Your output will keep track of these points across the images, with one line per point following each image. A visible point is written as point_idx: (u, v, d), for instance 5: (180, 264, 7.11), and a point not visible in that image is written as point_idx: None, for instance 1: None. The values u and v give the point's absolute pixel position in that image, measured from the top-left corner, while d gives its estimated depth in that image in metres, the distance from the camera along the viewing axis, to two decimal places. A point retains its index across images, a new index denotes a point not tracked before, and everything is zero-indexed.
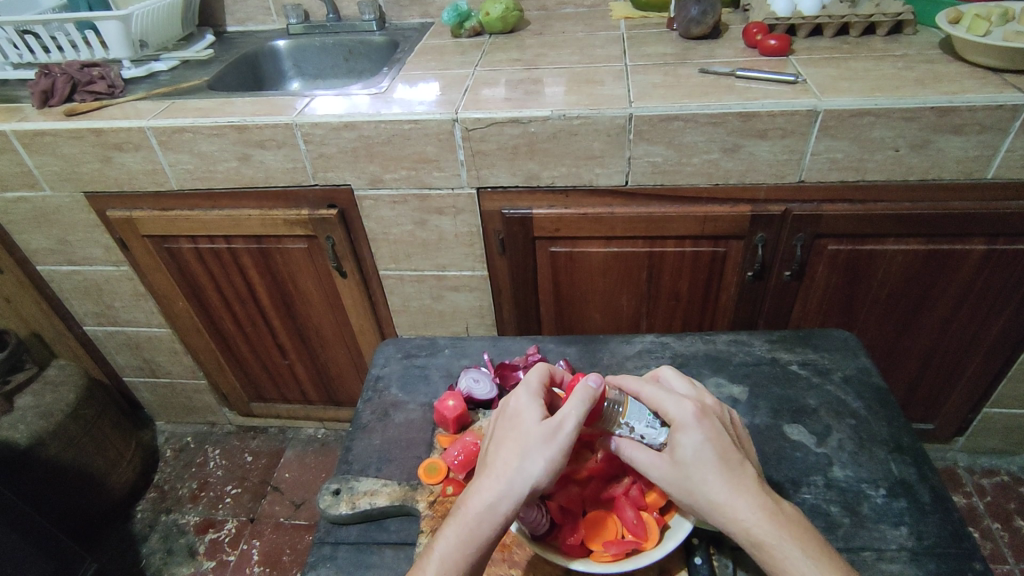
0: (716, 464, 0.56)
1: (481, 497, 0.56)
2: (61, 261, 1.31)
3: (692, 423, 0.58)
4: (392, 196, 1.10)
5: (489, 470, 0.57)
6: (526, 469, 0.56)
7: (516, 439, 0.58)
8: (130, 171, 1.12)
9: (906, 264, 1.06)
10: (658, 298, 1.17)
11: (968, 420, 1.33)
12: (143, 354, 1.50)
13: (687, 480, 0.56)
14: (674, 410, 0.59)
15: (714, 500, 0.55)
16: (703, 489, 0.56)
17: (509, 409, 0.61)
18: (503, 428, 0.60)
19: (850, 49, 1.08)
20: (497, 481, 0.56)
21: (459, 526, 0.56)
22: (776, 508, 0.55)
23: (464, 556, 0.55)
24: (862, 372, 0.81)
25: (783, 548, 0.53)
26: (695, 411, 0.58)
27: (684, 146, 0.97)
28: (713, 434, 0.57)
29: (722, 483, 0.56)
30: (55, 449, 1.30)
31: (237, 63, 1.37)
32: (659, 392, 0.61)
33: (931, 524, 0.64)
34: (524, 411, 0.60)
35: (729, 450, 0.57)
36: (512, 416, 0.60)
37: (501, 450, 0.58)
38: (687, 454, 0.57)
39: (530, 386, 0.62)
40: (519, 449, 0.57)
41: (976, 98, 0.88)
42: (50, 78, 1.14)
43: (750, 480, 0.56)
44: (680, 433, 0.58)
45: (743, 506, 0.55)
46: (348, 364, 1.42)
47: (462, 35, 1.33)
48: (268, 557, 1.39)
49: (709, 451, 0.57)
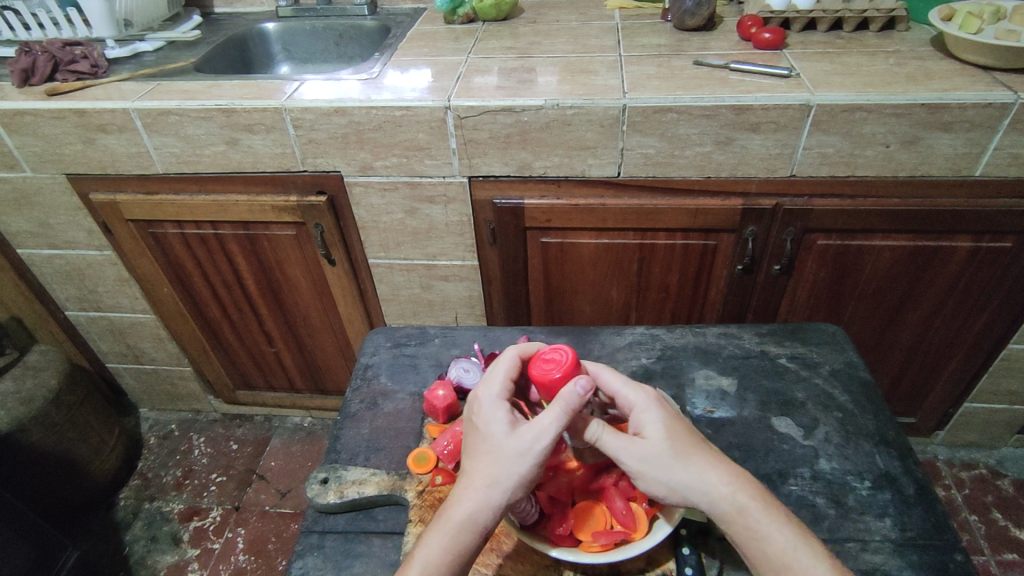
0: (685, 439, 0.58)
1: (461, 506, 0.56)
2: (43, 244, 1.28)
3: (651, 404, 0.60)
4: (382, 183, 1.08)
5: (467, 480, 0.57)
6: (504, 479, 0.55)
7: (492, 450, 0.57)
8: (114, 153, 1.10)
9: (893, 260, 1.07)
10: (648, 291, 1.18)
11: (948, 414, 1.35)
12: (127, 340, 1.48)
13: (661, 455, 0.56)
14: (632, 395, 0.61)
15: (690, 472, 0.56)
16: (678, 462, 0.56)
17: (479, 416, 0.60)
18: (478, 438, 0.59)
19: (844, 45, 1.08)
20: (477, 491, 0.56)
21: (442, 534, 0.55)
22: (749, 477, 0.57)
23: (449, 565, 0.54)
24: (850, 366, 0.81)
25: (764, 513, 0.54)
26: (654, 395, 0.61)
27: (677, 138, 0.97)
28: (672, 415, 0.60)
29: (695, 455, 0.57)
30: (37, 435, 1.28)
31: (225, 45, 1.34)
32: (613, 378, 0.63)
33: (914, 516, 0.65)
34: (495, 419, 0.59)
35: (688, 428, 0.60)
36: (484, 426, 0.59)
37: (479, 460, 0.57)
38: (656, 430, 0.58)
39: (498, 391, 0.61)
40: (496, 459, 0.56)
41: (965, 95, 0.89)
42: (31, 56, 1.11)
43: (717, 453, 0.58)
44: (644, 413, 0.59)
45: (717, 475, 0.56)
46: (336, 353, 1.41)
47: (455, 22, 1.31)
48: (253, 545, 1.38)
49: (675, 427, 0.59)
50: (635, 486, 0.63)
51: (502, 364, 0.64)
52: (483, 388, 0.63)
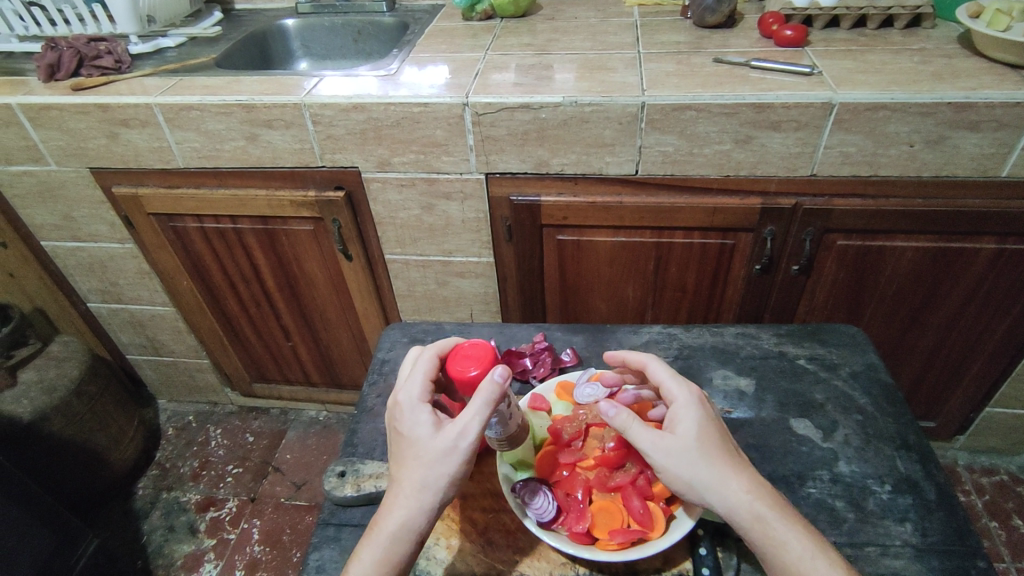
0: (716, 442, 0.57)
1: (393, 513, 0.56)
2: (66, 237, 1.30)
3: (693, 401, 0.59)
4: (400, 179, 1.09)
5: (397, 486, 0.57)
6: (432, 481, 0.56)
7: (418, 452, 0.58)
8: (136, 148, 1.12)
9: (914, 261, 1.05)
10: (664, 290, 1.17)
11: (969, 419, 1.33)
12: (146, 332, 1.50)
13: (689, 452, 0.56)
14: (674, 389, 0.61)
15: (714, 474, 0.55)
16: (705, 463, 0.56)
17: (401, 420, 0.60)
18: (401, 444, 0.59)
19: (868, 42, 1.06)
20: (407, 496, 0.56)
21: (378, 543, 0.56)
22: (771, 488, 0.56)
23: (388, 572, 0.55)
24: (870, 368, 0.80)
25: (783, 524, 0.54)
26: (697, 393, 0.60)
27: (696, 136, 0.96)
28: (710, 415, 0.59)
29: (723, 459, 0.56)
30: (57, 424, 1.31)
31: (245, 41, 1.35)
32: (661, 369, 0.62)
33: (935, 521, 0.64)
34: (417, 420, 0.59)
35: (723, 432, 0.59)
36: (404, 431, 0.59)
37: (404, 465, 0.58)
38: (688, 429, 0.57)
39: (417, 391, 0.61)
40: (423, 461, 0.57)
41: (993, 94, 0.87)
42: (57, 51, 1.13)
43: (743, 461, 0.58)
44: (682, 408, 0.59)
45: (740, 481, 0.55)
46: (351, 348, 1.42)
47: (474, 18, 1.31)
48: (268, 536, 1.40)
49: (707, 429, 0.58)
50: (653, 485, 0.62)
51: (419, 364, 0.64)
52: (400, 390, 0.62)
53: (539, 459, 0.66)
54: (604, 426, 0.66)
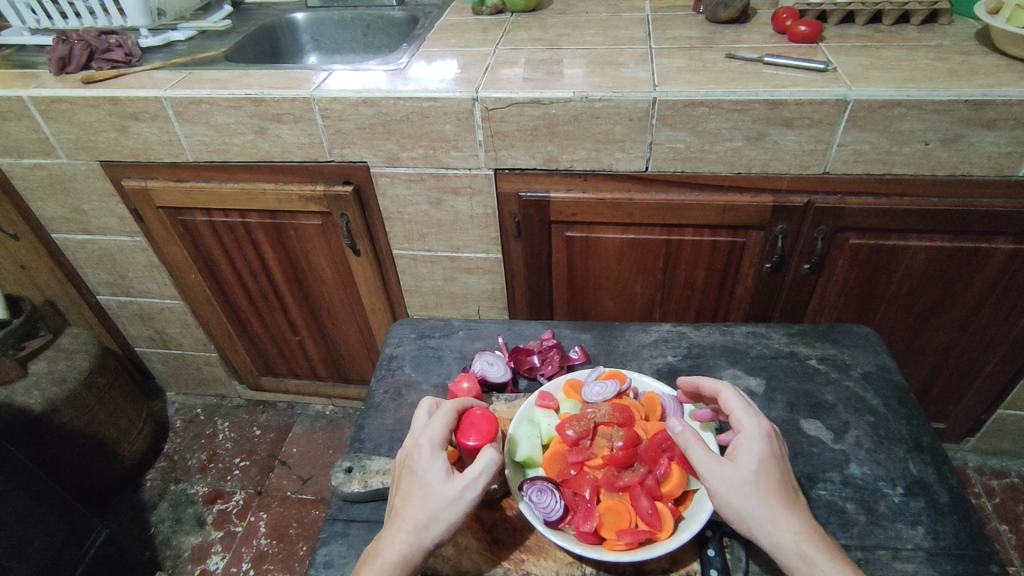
0: (775, 478, 0.58)
1: (391, 547, 0.57)
2: (76, 229, 1.31)
3: (761, 436, 0.60)
4: (409, 174, 1.08)
5: (399, 522, 0.58)
6: (432, 524, 0.58)
7: (425, 494, 0.59)
8: (146, 141, 1.12)
9: (928, 261, 1.04)
10: (672, 288, 1.16)
11: (980, 421, 1.32)
12: (155, 324, 1.51)
13: (745, 483, 0.57)
14: (745, 420, 0.61)
15: (766, 509, 0.56)
16: (758, 496, 0.56)
17: (413, 461, 0.61)
18: (409, 481, 0.60)
19: (883, 38, 1.05)
20: (409, 535, 0.57)
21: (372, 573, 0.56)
22: (824, 533, 0.56)
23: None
24: (883, 369, 0.79)
25: (830, 567, 0.53)
26: (766, 429, 0.61)
27: (708, 133, 0.95)
28: (775, 455, 0.60)
29: (777, 497, 0.57)
30: (67, 416, 1.32)
31: (255, 35, 1.35)
32: (734, 399, 0.63)
33: (948, 525, 0.63)
34: (428, 463, 0.60)
35: (785, 471, 0.59)
36: (417, 470, 0.61)
37: (411, 503, 0.59)
38: (750, 460, 0.58)
39: (433, 435, 0.63)
40: (428, 504, 0.58)
41: (1012, 92, 0.86)
42: (68, 44, 1.13)
43: (800, 503, 0.58)
44: (747, 440, 0.60)
45: (791, 520, 0.56)
46: (359, 343, 1.42)
47: (483, 13, 1.30)
48: (275, 529, 1.40)
49: (768, 465, 0.58)
50: (661, 485, 0.62)
51: (438, 413, 0.65)
52: (415, 435, 0.64)
53: (547, 460, 0.65)
54: (614, 425, 0.65)
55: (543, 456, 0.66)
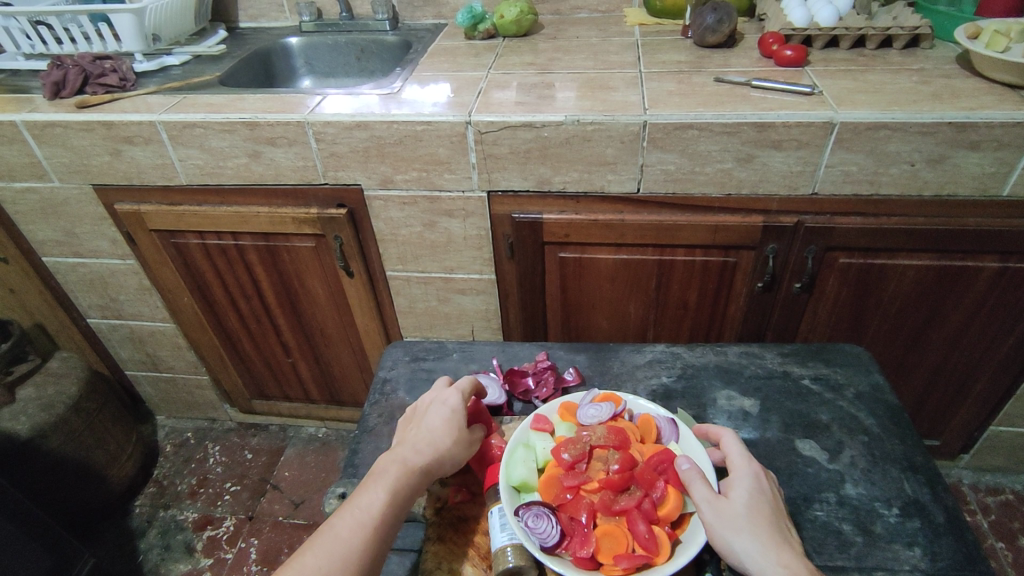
0: (766, 515, 0.58)
1: (414, 461, 0.65)
2: (67, 253, 1.30)
3: (752, 474, 0.61)
4: (402, 197, 1.09)
5: (424, 442, 0.67)
6: (453, 450, 0.67)
7: (451, 426, 0.68)
8: (139, 164, 1.12)
9: (917, 279, 1.05)
10: (666, 307, 1.17)
11: (974, 437, 1.32)
12: (146, 348, 1.49)
13: (736, 516, 0.58)
14: (740, 459, 0.63)
15: (757, 542, 0.56)
16: (750, 530, 0.57)
17: (444, 397, 0.71)
18: (437, 411, 0.69)
19: (867, 62, 1.07)
20: (432, 449, 0.66)
21: (397, 479, 0.64)
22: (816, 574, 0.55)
23: (392, 506, 0.63)
24: (875, 389, 0.80)
25: None
26: (758, 469, 0.62)
27: (697, 155, 0.96)
28: (768, 493, 0.61)
29: (770, 534, 0.57)
30: (54, 441, 1.30)
31: (249, 59, 1.37)
32: (730, 441, 0.65)
33: (944, 545, 0.63)
34: (456, 403, 0.70)
35: (777, 513, 0.60)
36: (446, 405, 0.70)
37: (438, 426, 0.68)
38: (742, 495, 0.59)
39: (461, 383, 0.73)
40: (454, 434, 0.68)
41: (993, 114, 0.88)
42: (63, 70, 1.14)
43: (790, 540, 0.58)
44: (740, 478, 0.61)
45: (782, 557, 0.55)
46: (352, 365, 1.41)
47: (476, 38, 1.32)
48: (266, 556, 1.38)
49: (760, 502, 0.59)
50: (657, 509, 0.61)
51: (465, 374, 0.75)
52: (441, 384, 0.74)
53: (543, 484, 0.65)
54: (609, 448, 0.66)
55: (538, 480, 0.65)
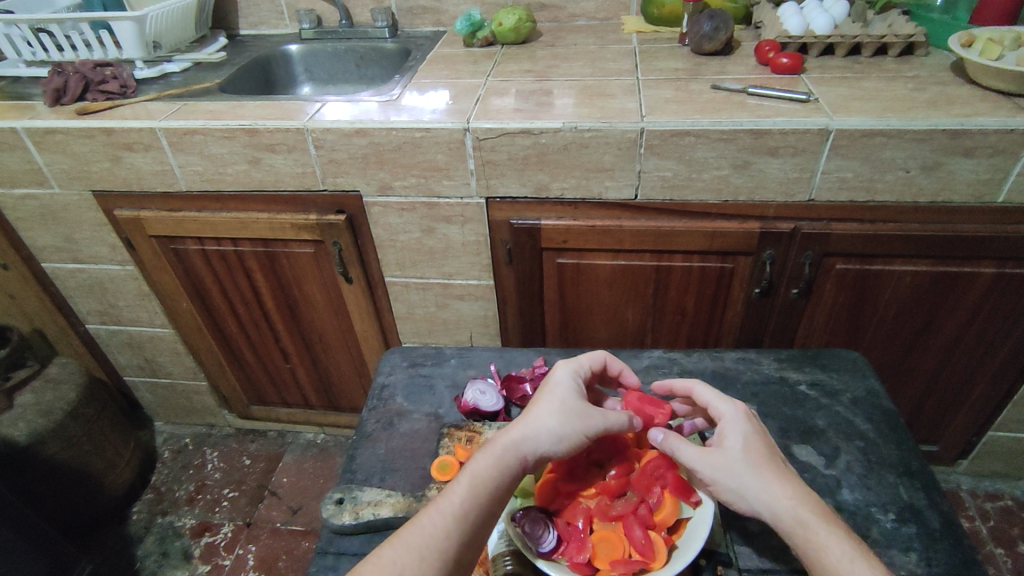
0: (762, 453, 0.59)
1: (507, 440, 0.61)
2: (67, 259, 1.31)
3: (739, 416, 0.62)
4: (400, 203, 1.09)
5: (522, 423, 0.62)
6: (559, 430, 0.61)
7: (554, 405, 0.63)
8: (139, 170, 1.12)
9: (914, 285, 1.06)
10: (664, 312, 1.17)
11: (972, 443, 1.32)
12: (145, 353, 1.49)
13: (733, 462, 0.58)
14: (722, 406, 0.63)
15: (758, 481, 0.57)
16: (750, 471, 0.58)
17: (552, 378, 0.67)
18: (540, 392, 0.66)
19: (862, 69, 1.08)
20: (527, 426, 0.61)
21: (489, 464, 0.59)
22: (818, 498, 0.57)
23: (481, 493, 0.58)
24: (871, 394, 0.80)
25: (826, 528, 0.54)
26: (743, 409, 0.63)
27: (694, 161, 0.97)
28: (758, 429, 0.62)
29: (769, 468, 0.58)
30: (53, 447, 1.30)
31: (249, 66, 1.37)
32: (706, 391, 0.66)
33: (941, 550, 0.63)
34: (562, 381, 0.66)
35: (772, 448, 0.61)
36: (551, 384, 0.66)
37: (537, 405, 0.63)
38: (735, 440, 0.60)
39: (573, 364, 0.69)
40: (557, 412, 0.62)
41: (987, 121, 0.88)
42: (64, 77, 1.15)
43: (788, 471, 0.59)
44: (729, 423, 0.61)
45: (786, 488, 0.57)
46: (351, 371, 1.42)
47: (475, 45, 1.33)
48: (264, 562, 1.37)
49: (754, 441, 0.60)
50: (653, 514, 0.61)
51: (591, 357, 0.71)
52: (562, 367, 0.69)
53: (540, 488, 0.65)
54: (606, 455, 0.67)
55: (535, 486, 0.65)
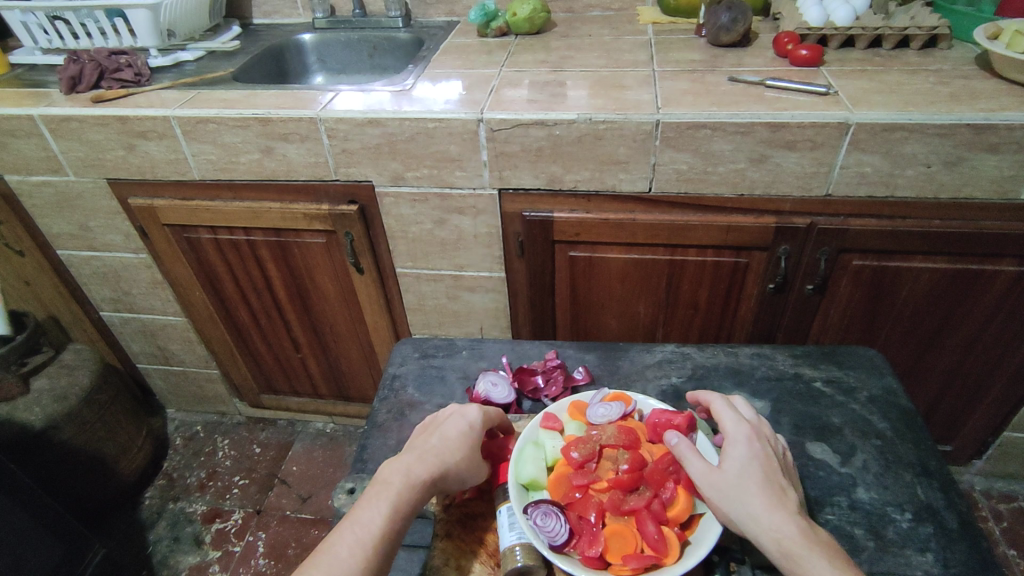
0: (760, 480, 0.58)
1: (420, 472, 0.63)
2: (81, 246, 1.32)
3: (744, 439, 0.61)
4: (413, 193, 1.09)
5: (429, 454, 0.64)
6: (459, 467, 0.64)
7: (463, 444, 0.66)
8: (154, 159, 1.13)
9: (933, 282, 1.04)
10: (676, 307, 1.16)
11: (987, 443, 1.30)
12: (157, 341, 1.50)
13: (727, 486, 0.58)
14: (729, 425, 0.62)
15: (749, 508, 0.56)
16: (744, 497, 0.57)
17: (460, 411, 0.69)
18: (446, 420, 0.68)
19: (883, 62, 1.06)
20: (434, 458, 0.64)
21: (402, 490, 0.61)
22: (810, 529, 0.55)
23: (395, 521, 0.60)
24: (888, 393, 0.79)
25: (812, 560, 0.53)
26: (749, 431, 0.61)
27: (710, 155, 0.96)
28: (763, 455, 0.60)
29: (763, 493, 0.57)
30: (67, 433, 1.31)
31: (263, 56, 1.37)
32: (723, 407, 0.65)
33: (957, 551, 0.62)
34: (475, 418, 0.68)
35: (774, 473, 0.59)
36: (456, 415, 0.68)
37: (443, 435, 0.66)
38: (734, 464, 0.59)
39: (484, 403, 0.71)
40: (464, 452, 0.65)
41: (1013, 115, 0.86)
42: (79, 64, 1.15)
43: (789, 499, 0.57)
44: (732, 446, 0.61)
45: (779, 517, 0.56)
46: (361, 361, 1.42)
47: (488, 35, 1.32)
48: (274, 549, 1.39)
49: (754, 466, 0.59)
50: (667, 510, 0.61)
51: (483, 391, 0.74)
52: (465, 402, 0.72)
53: (553, 483, 0.65)
54: (619, 448, 0.65)
55: (547, 479, 0.65)
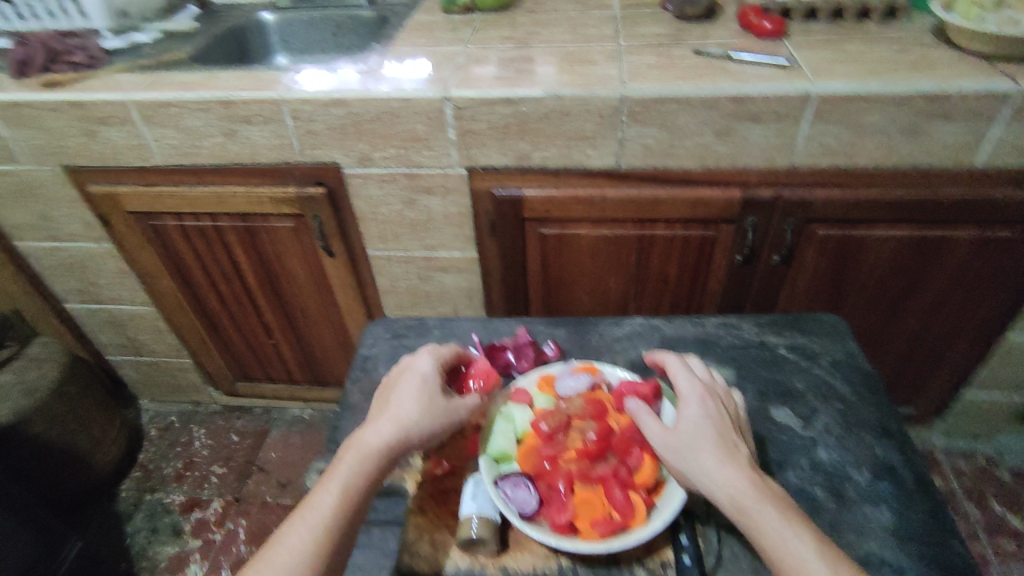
0: (712, 437, 0.60)
1: (376, 437, 0.64)
2: (42, 237, 1.28)
3: (696, 399, 0.63)
4: (381, 174, 1.08)
5: (385, 417, 0.66)
6: (418, 423, 0.66)
7: (415, 397, 0.67)
8: (113, 145, 1.10)
9: (894, 250, 1.07)
10: (647, 281, 1.18)
11: (947, 404, 1.35)
12: (127, 332, 1.48)
13: (681, 444, 0.60)
14: (684, 385, 0.64)
15: (701, 464, 0.58)
16: (697, 454, 0.59)
17: (415, 367, 0.70)
18: (402, 380, 0.69)
19: (845, 33, 1.07)
20: (390, 420, 0.66)
21: (358, 457, 0.63)
22: (761, 481, 0.58)
23: (357, 488, 0.62)
24: (849, 357, 0.82)
25: (762, 510, 0.56)
26: (702, 390, 0.63)
27: (677, 128, 0.96)
28: (715, 413, 0.62)
29: (714, 449, 0.59)
30: (38, 427, 1.29)
31: (222, 36, 1.34)
32: (679, 369, 0.66)
33: (911, 504, 0.65)
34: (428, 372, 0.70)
35: (726, 429, 0.61)
36: (412, 375, 0.70)
37: (398, 399, 0.67)
38: (688, 422, 0.61)
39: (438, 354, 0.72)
40: (420, 409, 0.66)
41: (968, 84, 0.88)
42: (27, 48, 1.10)
43: (740, 454, 0.60)
44: (686, 406, 0.62)
45: (730, 471, 0.58)
46: (335, 345, 1.41)
47: (454, 11, 1.30)
48: (255, 536, 1.39)
49: (706, 424, 0.61)
50: (634, 476, 0.63)
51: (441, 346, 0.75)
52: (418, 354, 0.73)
53: (521, 454, 0.66)
54: (586, 419, 0.66)
55: (517, 450, 0.67)
